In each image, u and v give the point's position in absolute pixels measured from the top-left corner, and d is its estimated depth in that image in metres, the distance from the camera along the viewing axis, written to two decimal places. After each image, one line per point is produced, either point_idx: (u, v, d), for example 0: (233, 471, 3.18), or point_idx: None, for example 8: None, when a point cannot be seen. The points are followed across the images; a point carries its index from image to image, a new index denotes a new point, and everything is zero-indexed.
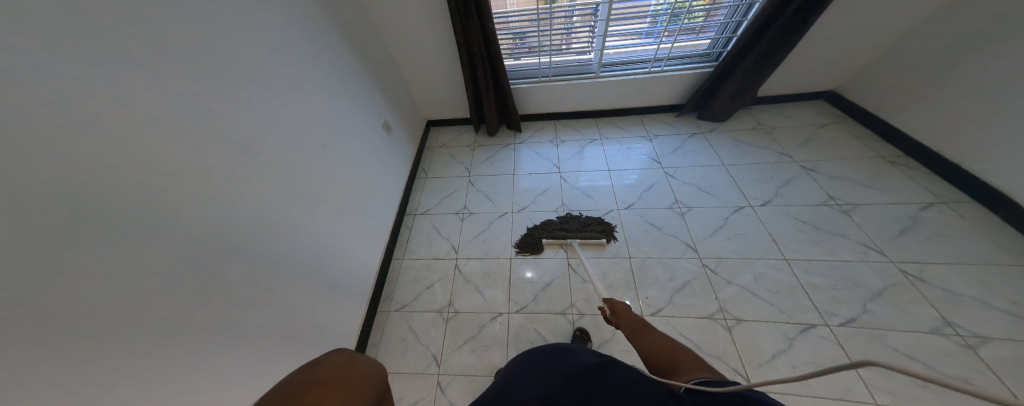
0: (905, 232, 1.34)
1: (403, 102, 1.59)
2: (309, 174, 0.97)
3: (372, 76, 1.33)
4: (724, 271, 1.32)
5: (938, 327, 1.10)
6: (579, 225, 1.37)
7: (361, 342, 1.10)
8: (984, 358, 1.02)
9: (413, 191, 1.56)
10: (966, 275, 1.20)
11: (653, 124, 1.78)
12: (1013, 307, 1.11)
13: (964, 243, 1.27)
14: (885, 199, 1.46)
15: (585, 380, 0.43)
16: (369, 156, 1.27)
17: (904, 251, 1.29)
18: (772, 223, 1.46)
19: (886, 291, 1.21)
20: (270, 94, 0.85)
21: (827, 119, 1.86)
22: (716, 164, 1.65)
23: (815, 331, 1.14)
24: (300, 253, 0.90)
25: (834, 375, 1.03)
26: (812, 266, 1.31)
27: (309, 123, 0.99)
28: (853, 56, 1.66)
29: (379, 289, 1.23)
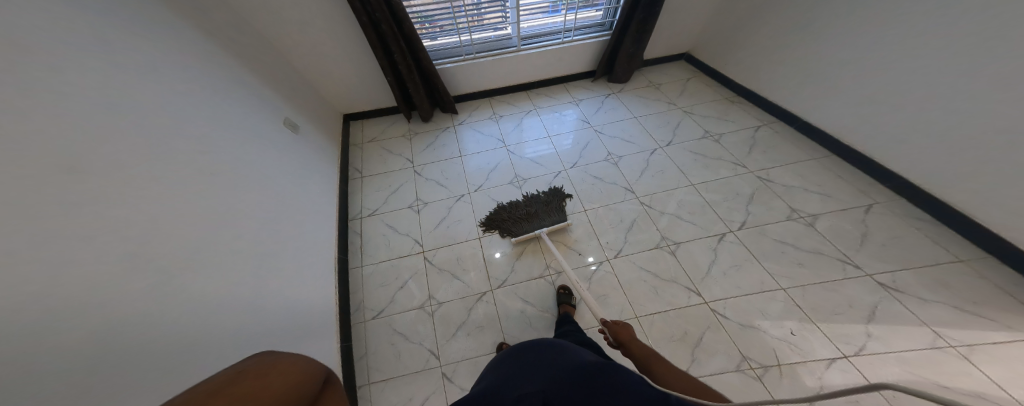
0: (752, 149, 1.80)
1: (308, 99, 1.38)
2: (221, 189, 0.79)
3: (258, 72, 1.12)
4: (657, 204, 1.60)
5: (789, 215, 1.51)
6: (543, 206, 1.30)
7: (347, 357, 0.98)
8: (819, 230, 1.42)
9: (350, 194, 1.40)
10: (792, 172, 1.65)
11: (577, 90, 1.96)
12: (819, 189, 1.56)
13: (785, 149, 1.74)
14: (734, 128, 1.93)
15: (570, 375, 0.52)
16: (283, 164, 1.09)
17: (757, 163, 1.73)
18: (678, 158, 1.80)
19: (755, 195, 1.61)
20: (136, 95, 0.66)
21: (687, 74, 2.33)
22: (629, 118, 1.92)
23: (729, 239, 1.47)
24: (244, 275, 0.76)
25: (749, 269, 1.35)
26: (710, 185, 1.68)
27: (202, 128, 0.80)
28: (693, 19, 2.11)
29: (346, 301, 1.10)
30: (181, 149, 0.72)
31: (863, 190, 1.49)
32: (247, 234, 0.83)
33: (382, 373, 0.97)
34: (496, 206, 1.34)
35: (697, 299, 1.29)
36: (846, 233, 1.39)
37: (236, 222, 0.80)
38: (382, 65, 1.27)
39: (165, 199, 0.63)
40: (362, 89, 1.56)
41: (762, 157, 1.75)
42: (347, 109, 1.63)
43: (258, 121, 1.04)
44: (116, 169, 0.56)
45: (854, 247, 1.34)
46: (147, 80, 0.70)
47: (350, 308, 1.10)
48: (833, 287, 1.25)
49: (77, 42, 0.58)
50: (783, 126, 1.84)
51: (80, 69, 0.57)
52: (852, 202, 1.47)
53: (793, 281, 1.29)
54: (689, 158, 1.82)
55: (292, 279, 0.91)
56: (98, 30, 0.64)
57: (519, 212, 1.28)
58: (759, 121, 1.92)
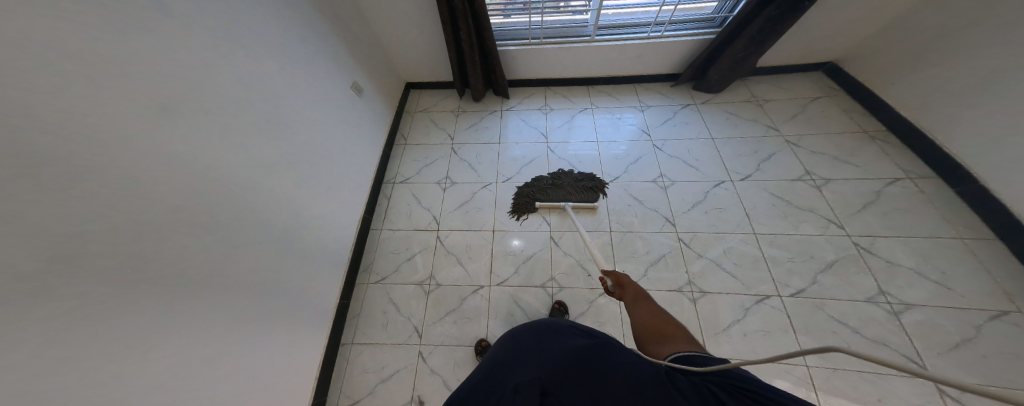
0: (866, 206, 1.47)
1: (378, 62, 1.49)
2: (274, 150, 0.95)
3: (341, 36, 1.24)
4: (697, 245, 1.45)
5: (872, 296, 1.27)
6: (571, 181, 1.44)
7: (342, 312, 1.20)
8: (903, 322, 1.21)
9: (392, 158, 1.55)
10: (913, 248, 1.34)
11: (646, 94, 1.74)
12: (941, 277, 1.27)
13: (916, 217, 1.40)
14: (855, 175, 1.56)
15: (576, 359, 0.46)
16: (342, 127, 1.25)
17: (864, 226, 1.42)
18: (747, 197, 1.56)
19: (838, 262, 1.36)
20: (227, 73, 0.81)
21: (821, 92, 1.85)
22: (705, 137, 1.70)
23: (768, 302, 1.32)
24: (275, 227, 0.94)
25: (778, 340, 1.23)
26: (777, 240, 1.45)
27: (271, 103, 0.94)
28: (855, 23, 1.61)
29: (357, 260, 1.30)
30: (246, 118, 0.86)
31: (1009, 294, 1.19)
32: (290, 192, 1.00)
33: (366, 338, 1.18)
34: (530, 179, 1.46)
35: None
36: (940, 333, 1.17)
37: (281, 178, 0.97)
38: (448, 40, 1.28)
39: (229, 166, 0.81)
40: (424, 61, 1.60)
41: (876, 218, 1.43)
42: (411, 78, 1.72)
43: (328, 86, 1.18)
44: (191, 143, 0.72)
45: (937, 350, 1.14)
46: (236, 55, 0.84)
47: (360, 268, 1.31)
48: (872, 379, 1.12)
49: (185, 28, 0.72)
50: (937, 185, 1.45)
51: (177, 53, 0.70)
52: (976, 302, 1.20)
53: (821, 360, 1.18)
54: (765, 201, 1.56)
55: (318, 234, 1.12)
56: (207, 12, 0.76)
57: (547, 184, 1.43)
58: (904, 172, 1.52)
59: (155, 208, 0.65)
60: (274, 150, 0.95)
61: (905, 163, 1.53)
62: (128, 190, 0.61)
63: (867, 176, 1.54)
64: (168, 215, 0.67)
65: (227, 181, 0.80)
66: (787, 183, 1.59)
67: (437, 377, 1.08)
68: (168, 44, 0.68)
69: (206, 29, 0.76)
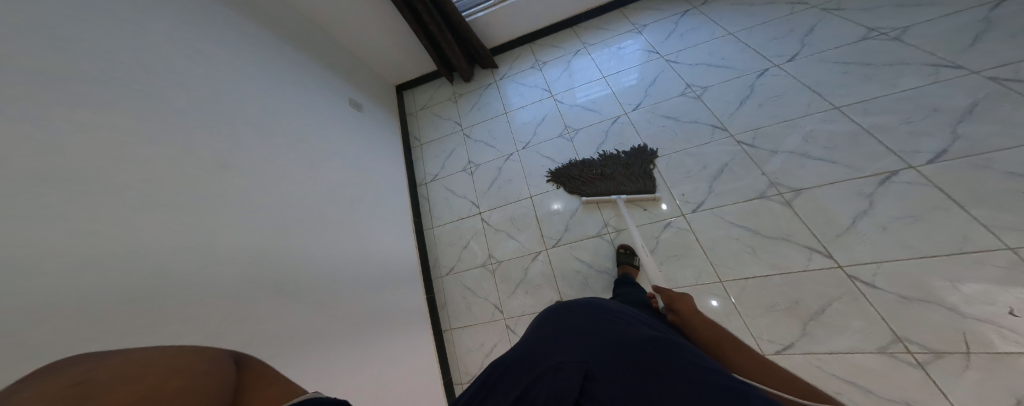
0: (978, 39, 1.11)
1: (364, 79, 1.57)
2: (297, 157, 0.95)
3: (324, 62, 1.33)
4: (765, 142, 1.15)
5: None
6: (623, 171, 1.17)
7: (432, 306, 1.13)
8: None
9: (415, 160, 1.56)
10: None
11: (637, 15, 1.60)
12: None
13: None
14: (940, 13, 1.22)
15: (635, 351, 0.36)
16: (358, 139, 1.29)
17: (987, 57, 1.07)
18: (804, 75, 1.29)
19: (978, 108, 0.99)
20: (239, 94, 0.87)
21: None
22: (721, 35, 1.47)
23: (898, 179, 0.97)
24: (328, 224, 0.92)
25: (941, 221, 0.87)
26: (871, 106, 1.13)
27: (280, 117, 0.98)
28: None
29: (425, 258, 1.25)
30: (267, 126, 0.91)
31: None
32: (335, 195, 1.02)
33: (460, 320, 1.10)
34: (569, 160, 1.25)
35: (825, 262, 0.91)
36: None
37: (316, 182, 0.98)
38: (414, 27, 1.32)
39: (264, 173, 0.82)
40: (404, 60, 1.68)
41: (997, 47, 1.07)
42: (399, 80, 1.81)
43: (328, 104, 1.24)
44: (223, 146, 0.75)
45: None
46: (239, 74, 0.91)
47: (431, 265, 1.24)
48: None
49: (194, 49, 0.81)
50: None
51: (192, 70, 0.77)
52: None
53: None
54: (829, 72, 1.26)
55: (373, 234, 1.07)
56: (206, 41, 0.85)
57: (597, 171, 1.19)
58: None
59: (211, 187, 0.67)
60: (303, 153, 0.99)
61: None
62: (185, 173, 0.63)
63: (954, 10, 1.21)
64: (220, 200, 0.67)
65: (270, 179, 0.83)
66: (852, 46, 1.28)
67: None
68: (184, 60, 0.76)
69: (210, 53, 0.84)
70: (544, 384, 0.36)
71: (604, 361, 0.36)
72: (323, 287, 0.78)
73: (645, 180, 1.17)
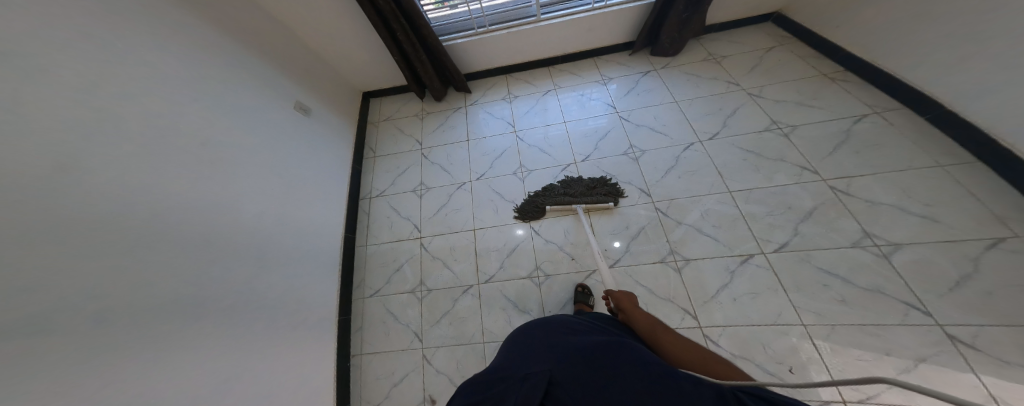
0: (838, 148, 1.47)
1: (315, 73, 1.49)
2: (220, 175, 0.91)
3: (267, 56, 1.25)
4: (674, 213, 1.44)
5: (858, 240, 1.26)
6: (582, 188, 1.39)
7: (344, 327, 1.19)
8: (894, 263, 1.18)
9: (363, 173, 1.56)
10: (889, 183, 1.34)
11: (606, 67, 1.72)
12: (925, 208, 1.25)
13: (888, 150, 1.41)
14: (823, 117, 1.57)
15: (593, 354, 0.45)
16: (292, 143, 1.23)
17: (835, 168, 1.43)
18: (718, 155, 1.57)
19: (815, 211, 1.35)
20: (155, 100, 0.80)
21: (775, 42, 1.90)
22: (668, 102, 1.68)
23: (753, 261, 1.30)
24: (245, 254, 0.91)
25: (767, 299, 1.21)
26: (752, 195, 1.45)
27: (203, 129, 0.90)
28: None
29: (349, 279, 1.28)
30: (185, 134, 0.85)
31: (999, 217, 1.17)
32: (245, 215, 0.95)
33: (373, 347, 1.16)
34: (529, 193, 1.39)
35: (690, 321, 1.21)
36: (931, 270, 1.14)
37: (236, 211, 0.92)
38: (387, 43, 1.30)
39: (169, 199, 0.75)
40: (374, 67, 1.65)
41: (847, 157, 1.44)
42: (367, 88, 1.79)
43: (273, 106, 1.20)
44: (115, 181, 0.66)
45: (935, 291, 1.10)
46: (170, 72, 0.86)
47: (353, 286, 1.29)
48: (873, 331, 1.08)
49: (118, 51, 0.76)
50: (905, 116, 1.46)
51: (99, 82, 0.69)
52: (971, 233, 1.17)
53: (819, 317, 1.15)
54: (735, 157, 1.56)
55: (293, 258, 1.08)
56: (134, 41, 0.80)
57: (556, 193, 1.37)
58: (868, 107, 1.54)
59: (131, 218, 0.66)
60: (245, 165, 1.01)
61: (872, 100, 1.55)
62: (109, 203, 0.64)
63: (834, 117, 1.56)
64: (159, 223, 0.71)
65: (203, 201, 0.83)
66: (754, 136, 1.59)
67: (445, 376, 1.05)
68: (115, 67, 0.74)
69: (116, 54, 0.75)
70: (513, 391, 0.42)
71: (568, 366, 0.44)
72: (220, 328, 0.79)
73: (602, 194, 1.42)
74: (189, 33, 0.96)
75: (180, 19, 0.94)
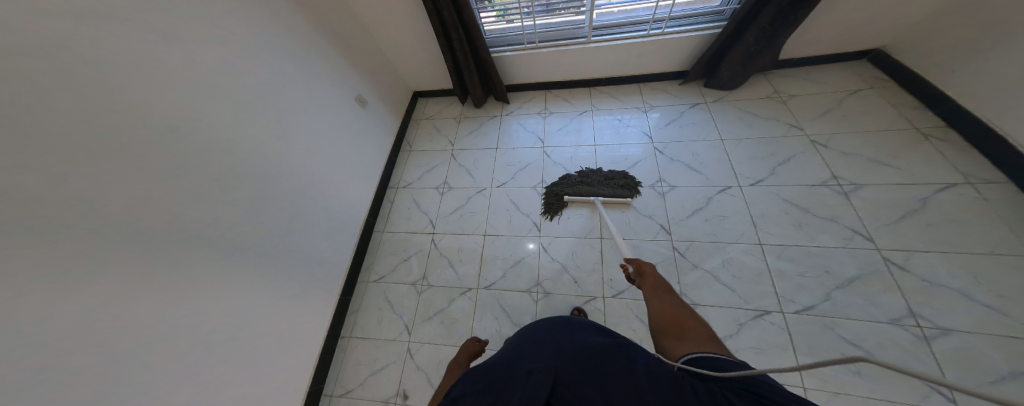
0: (905, 216, 1.31)
1: (380, 68, 1.64)
2: (261, 160, 1.04)
3: (338, 49, 1.39)
4: (693, 255, 1.39)
5: (898, 318, 1.14)
6: (601, 179, 1.47)
7: (343, 308, 1.32)
8: (933, 348, 1.07)
9: (397, 164, 1.70)
10: (956, 266, 1.18)
11: (651, 94, 1.66)
12: (997, 300, 1.10)
13: (972, 228, 1.23)
14: (901, 178, 1.39)
15: (596, 359, 0.46)
16: (339, 131, 1.38)
17: (898, 239, 1.28)
18: (755, 204, 1.47)
19: (859, 280, 1.23)
20: (226, 92, 0.94)
21: (864, 84, 1.68)
22: (713, 139, 1.59)
23: (769, 318, 1.23)
24: (272, 230, 1.05)
25: (774, 359, 1.16)
26: (786, 252, 1.35)
27: (261, 118, 1.05)
28: (892, 19, 1.50)
29: (359, 263, 1.42)
30: (248, 118, 1.00)
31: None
32: (278, 196, 1.09)
33: (363, 332, 1.28)
34: (552, 180, 1.49)
35: None
36: (977, 358, 1.03)
37: (271, 189, 1.07)
38: (443, 49, 1.38)
39: (216, 184, 0.89)
40: (423, 67, 1.74)
41: (914, 230, 1.28)
42: (418, 88, 1.90)
43: (332, 97, 1.35)
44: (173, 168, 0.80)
45: (970, 379, 1.00)
46: (249, 63, 1.02)
47: (362, 267, 1.43)
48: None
49: (216, 48, 0.92)
50: (1003, 191, 1.26)
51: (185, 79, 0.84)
52: None
53: (823, 383, 1.04)
54: (775, 208, 1.46)
55: (315, 236, 1.23)
56: (227, 40, 0.95)
57: (576, 181, 1.46)
58: (961, 174, 1.34)
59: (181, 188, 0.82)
60: (292, 145, 1.16)
61: (969, 169, 1.34)
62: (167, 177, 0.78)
63: (913, 181, 1.37)
64: (201, 198, 0.86)
65: (245, 176, 0.98)
66: (807, 189, 1.46)
67: (423, 374, 1.14)
68: (203, 63, 0.89)
69: (210, 51, 0.90)
70: (517, 385, 0.43)
71: (571, 367, 0.45)
72: (239, 296, 0.93)
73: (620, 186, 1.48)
74: (276, 30, 1.12)
75: (270, 19, 1.09)
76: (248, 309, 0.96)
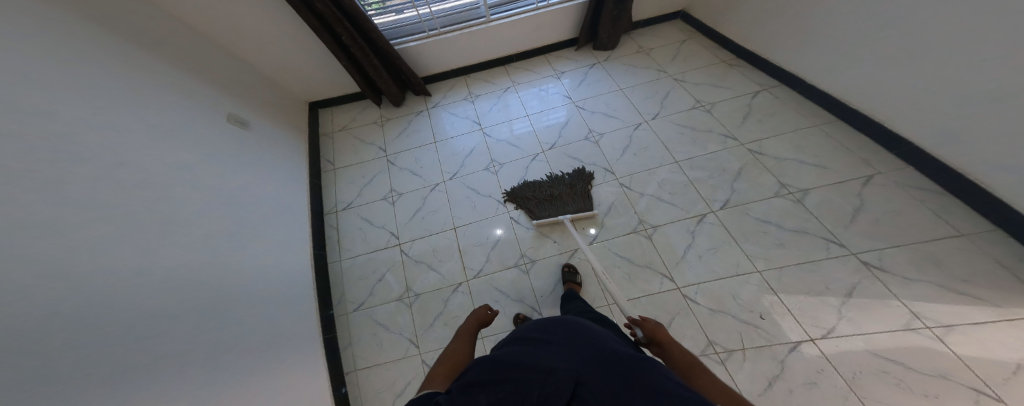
0: (746, 118, 1.72)
1: (248, 85, 1.35)
2: (148, 206, 0.74)
3: (188, 68, 1.09)
4: (636, 185, 1.56)
5: (778, 190, 1.44)
6: (568, 190, 1.38)
7: (332, 346, 1.07)
8: (806, 206, 1.37)
9: (323, 188, 1.45)
10: (787, 143, 1.58)
11: (558, 61, 1.86)
12: (816, 159, 1.49)
13: (782, 118, 1.68)
14: (731, 94, 1.85)
15: (616, 363, 0.38)
16: (232, 163, 1.08)
17: (750, 134, 1.66)
18: (662, 133, 1.73)
19: (743, 171, 1.54)
20: (59, 112, 0.64)
21: (684, 36, 2.22)
22: (615, 89, 1.85)
23: (708, 220, 1.43)
24: (202, 288, 0.76)
25: (725, 252, 1.33)
26: (695, 162, 1.62)
27: (120, 149, 0.74)
28: None
29: (326, 297, 1.17)
30: (106, 145, 0.72)
31: (866, 160, 1.42)
32: (187, 249, 0.78)
33: (367, 360, 1.05)
34: (522, 181, 1.41)
35: (669, 284, 1.29)
36: (836, 207, 1.34)
37: (178, 243, 0.77)
38: (333, 49, 1.26)
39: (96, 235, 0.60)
40: (318, 73, 1.57)
41: (753, 125, 1.69)
42: (313, 97, 1.69)
43: (203, 121, 1.05)
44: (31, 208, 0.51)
45: (842, 224, 1.29)
46: (75, 72, 0.72)
47: (333, 303, 1.17)
48: (811, 268, 1.23)
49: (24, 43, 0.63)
50: (786, 90, 1.77)
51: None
52: (849, 173, 1.41)
53: (768, 263, 1.27)
54: (674, 131, 1.74)
55: (255, 283, 0.93)
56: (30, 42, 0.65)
57: (546, 193, 1.37)
58: (758, 86, 1.84)
59: (61, 223, 0.55)
60: (179, 176, 0.87)
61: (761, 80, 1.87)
62: (33, 196, 0.52)
63: (736, 94, 1.84)
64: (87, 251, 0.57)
65: (137, 216, 0.70)
66: (683, 113, 1.81)
67: None
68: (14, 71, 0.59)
69: (15, 54, 0.61)
70: (526, 380, 0.37)
71: (589, 369, 0.38)
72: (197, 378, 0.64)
73: (587, 199, 1.40)
74: (96, 39, 0.82)
75: (78, 24, 0.79)
76: (217, 390, 0.66)
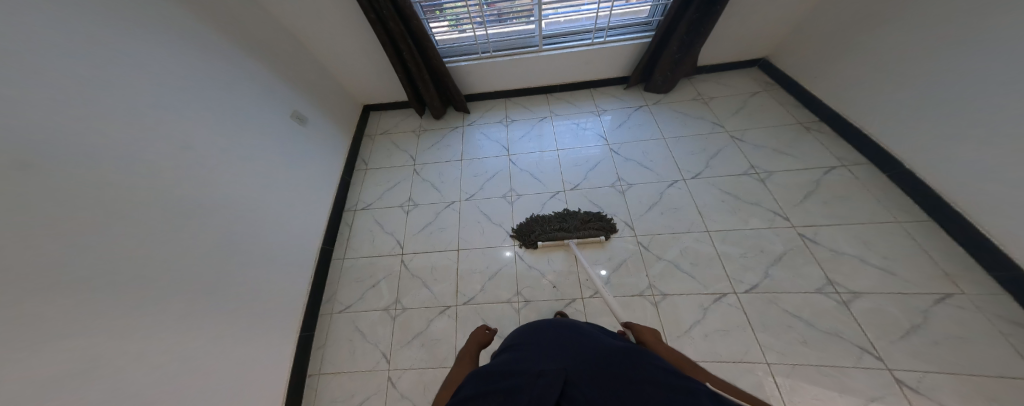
0: (808, 197, 1.51)
1: (316, 83, 1.50)
2: (181, 185, 0.85)
3: (264, 60, 1.23)
4: (655, 247, 1.45)
5: (821, 286, 1.26)
6: (578, 222, 1.38)
7: (305, 345, 1.14)
8: (853, 311, 1.18)
9: (352, 185, 1.57)
10: (851, 235, 1.36)
11: (603, 98, 1.79)
12: (883, 261, 1.27)
13: (855, 202, 1.45)
14: (795, 165, 1.62)
15: (611, 359, 0.40)
16: (274, 148, 1.21)
17: (807, 217, 1.45)
18: (699, 196, 1.59)
19: (786, 255, 1.36)
20: (124, 100, 0.76)
21: (758, 88, 2.00)
22: (657, 138, 1.74)
23: (725, 300, 1.29)
24: (205, 271, 0.86)
25: (737, 338, 1.20)
26: (728, 235, 1.46)
27: (176, 135, 0.87)
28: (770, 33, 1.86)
29: (319, 295, 1.26)
30: (163, 131, 0.84)
31: (952, 276, 1.19)
32: (203, 229, 0.89)
33: (333, 367, 1.11)
34: (530, 216, 1.41)
35: None
36: (889, 321, 1.14)
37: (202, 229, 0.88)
38: (395, 66, 1.34)
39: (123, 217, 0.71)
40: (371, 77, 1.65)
41: (817, 209, 1.46)
42: (368, 100, 1.81)
43: (261, 111, 1.18)
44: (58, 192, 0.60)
45: (889, 339, 1.10)
46: (156, 64, 0.86)
47: (322, 299, 1.26)
48: (830, 372, 1.07)
49: (108, 46, 0.76)
50: (870, 170, 1.51)
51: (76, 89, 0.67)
52: (922, 286, 1.19)
53: (782, 357, 1.13)
54: (714, 198, 1.58)
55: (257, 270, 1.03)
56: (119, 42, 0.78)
57: (554, 226, 1.36)
58: (838, 160, 1.59)
59: (77, 202, 0.63)
60: (219, 160, 0.98)
61: (842, 152, 1.61)
62: (65, 186, 0.61)
63: (803, 167, 1.61)
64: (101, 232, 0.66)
65: (168, 200, 0.81)
66: (732, 177, 1.63)
67: (408, 402, 1.01)
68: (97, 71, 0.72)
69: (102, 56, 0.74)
70: (524, 387, 0.37)
71: (582, 368, 0.39)
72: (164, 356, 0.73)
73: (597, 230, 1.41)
74: (185, 34, 0.96)
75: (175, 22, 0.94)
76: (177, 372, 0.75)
